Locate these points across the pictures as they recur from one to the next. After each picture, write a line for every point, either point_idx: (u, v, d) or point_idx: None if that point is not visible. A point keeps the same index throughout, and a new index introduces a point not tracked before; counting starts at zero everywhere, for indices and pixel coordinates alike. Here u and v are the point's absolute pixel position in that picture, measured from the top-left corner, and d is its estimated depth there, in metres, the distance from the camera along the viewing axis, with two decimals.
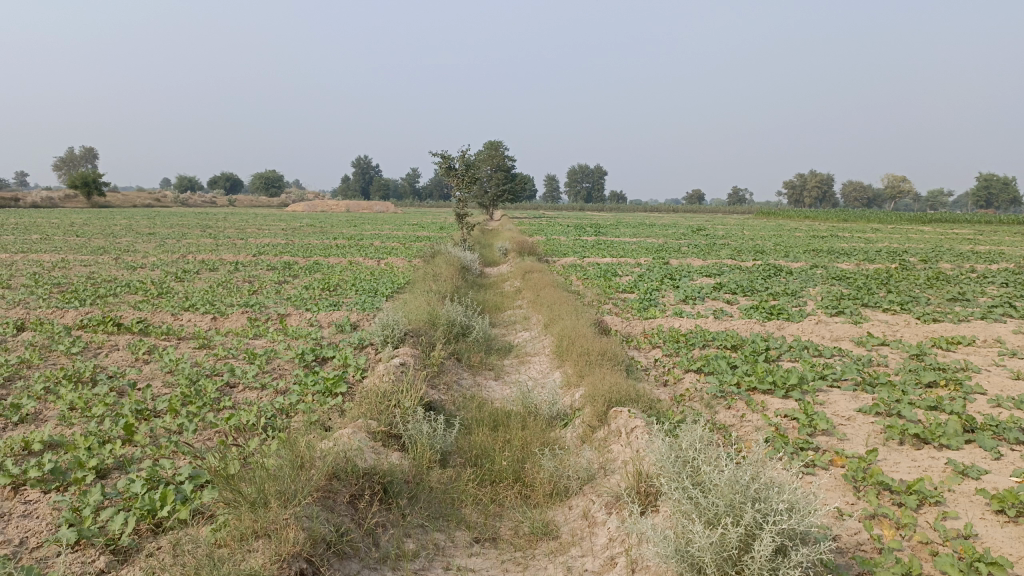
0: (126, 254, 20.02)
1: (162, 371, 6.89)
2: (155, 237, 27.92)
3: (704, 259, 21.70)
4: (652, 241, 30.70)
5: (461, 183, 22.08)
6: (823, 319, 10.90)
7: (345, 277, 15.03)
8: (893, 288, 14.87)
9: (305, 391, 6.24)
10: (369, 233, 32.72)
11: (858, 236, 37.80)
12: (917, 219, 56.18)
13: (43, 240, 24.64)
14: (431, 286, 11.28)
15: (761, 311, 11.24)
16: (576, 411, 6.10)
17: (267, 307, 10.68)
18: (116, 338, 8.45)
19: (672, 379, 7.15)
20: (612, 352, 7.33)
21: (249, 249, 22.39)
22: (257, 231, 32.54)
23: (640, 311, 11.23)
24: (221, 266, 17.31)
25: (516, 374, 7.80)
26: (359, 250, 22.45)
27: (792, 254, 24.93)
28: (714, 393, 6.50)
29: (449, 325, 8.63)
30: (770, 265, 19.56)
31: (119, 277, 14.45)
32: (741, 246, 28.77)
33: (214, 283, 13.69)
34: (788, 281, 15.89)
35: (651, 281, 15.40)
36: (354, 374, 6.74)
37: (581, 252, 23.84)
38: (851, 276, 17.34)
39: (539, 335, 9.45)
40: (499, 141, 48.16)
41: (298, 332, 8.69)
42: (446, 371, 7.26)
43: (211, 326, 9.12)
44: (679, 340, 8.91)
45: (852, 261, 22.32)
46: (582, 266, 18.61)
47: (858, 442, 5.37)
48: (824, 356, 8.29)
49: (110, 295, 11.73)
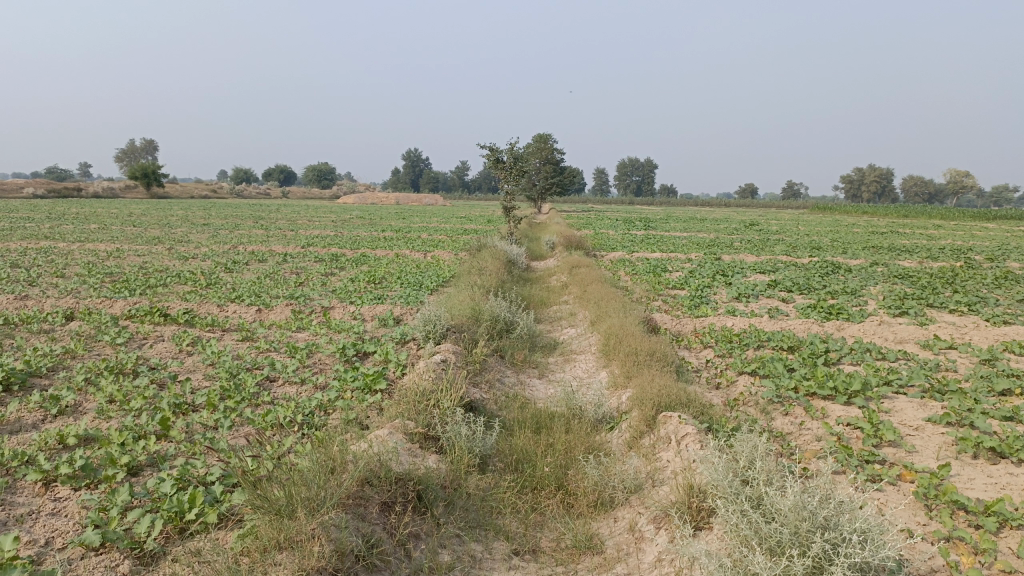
0: (179, 245, 20.35)
1: (203, 364, 6.84)
2: (209, 228, 28.39)
3: (757, 255, 21.11)
4: (703, 236, 30.02)
5: (510, 176, 21.88)
6: (884, 319, 10.39)
7: (391, 269, 14.98)
8: (959, 287, 14.17)
9: (344, 386, 6.10)
10: (419, 225, 32.78)
11: (919, 233, 36.52)
12: (982, 216, 54.00)
13: (100, 230, 25.29)
14: (476, 281, 11.09)
15: (819, 310, 10.78)
16: (622, 414, 5.83)
17: (312, 300, 10.62)
18: (161, 329, 8.47)
19: (725, 382, 6.82)
20: (661, 352, 7.02)
21: (298, 241, 22.58)
22: (308, 224, 32.82)
23: (691, 308, 10.87)
24: (270, 257, 17.45)
25: (561, 373, 7.54)
26: (407, 243, 22.45)
27: (849, 251, 24.10)
28: (770, 397, 6.17)
29: (494, 321, 8.42)
30: (827, 262, 18.91)
31: (170, 268, 14.64)
32: (796, 242, 27.98)
33: (262, 274, 13.74)
34: (846, 279, 15.30)
35: (703, 277, 14.98)
36: (395, 371, 6.58)
37: (631, 246, 23.43)
38: (914, 274, 16.61)
39: (585, 332, 9.18)
40: (549, 134, 47.90)
41: (341, 325, 8.59)
42: (488, 369, 7.05)
43: (255, 317, 9.08)
44: (732, 340, 8.56)
45: (914, 258, 21.46)
46: (631, 261, 18.25)
47: (928, 456, 4.99)
48: (888, 360, 7.84)
49: (160, 285, 11.84)
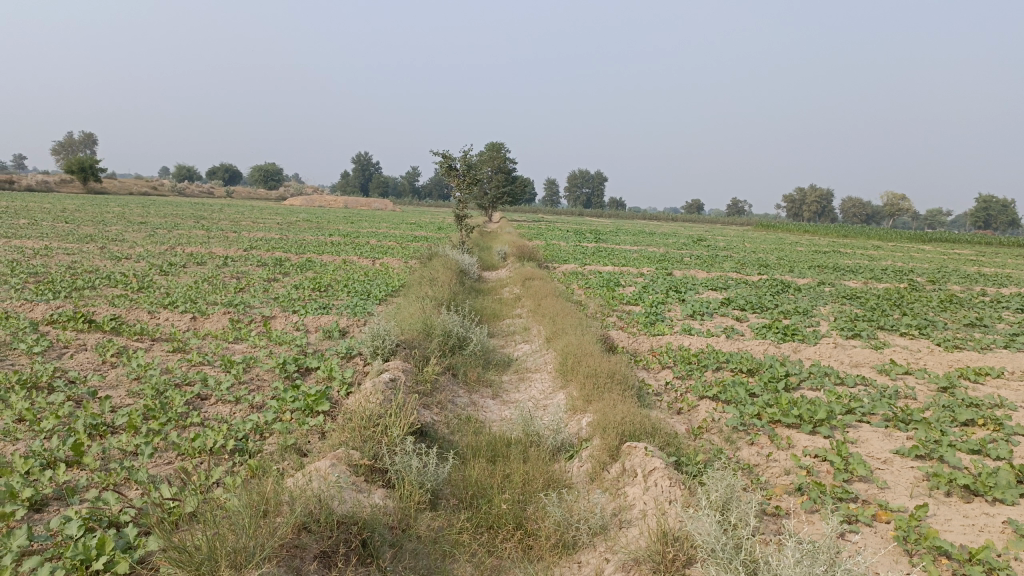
0: (112, 244, 19.37)
1: (128, 378, 6.26)
2: (147, 226, 27.34)
3: (708, 272, 21.09)
4: (654, 250, 30.05)
5: (463, 185, 21.49)
6: (839, 342, 10.31)
7: (338, 276, 14.46)
8: (907, 310, 14.30)
9: (282, 407, 5.63)
10: (367, 230, 32.17)
11: (861, 253, 37.36)
12: (918, 238, 55.64)
13: (29, 226, 24.02)
14: (427, 292, 10.68)
15: (775, 331, 10.64)
16: (583, 441, 5.49)
17: (252, 308, 10.04)
18: (84, 337, 7.83)
19: (686, 407, 6.54)
20: (621, 374, 6.72)
21: (241, 244, 21.78)
22: (253, 226, 31.84)
23: (647, 326, 10.62)
24: (210, 260, 16.70)
25: (516, 394, 7.18)
26: (355, 249, 21.88)
27: (796, 269, 24.36)
28: (734, 425, 5.90)
29: (445, 336, 8.01)
30: (777, 280, 19.02)
31: (101, 269, 13.81)
32: (744, 259, 28.23)
33: (200, 279, 13.05)
34: (798, 298, 15.33)
35: (657, 293, 14.82)
36: (339, 390, 6.12)
37: (582, 259, 23.23)
38: (862, 295, 16.75)
39: (540, 349, 8.84)
40: (502, 143, 47.72)
41: (283, 337, 8.08)
42: (439, 389, 6.65)
43: (190, 326, 8.49)
44: (691, 361, 8.31)
45: (859, 279, 21.79)
46: (584, 274, 18.05)
47: (900, 494, 4.78)
48: (847, 386, 7.69)
49: (88, 288, 11.09)
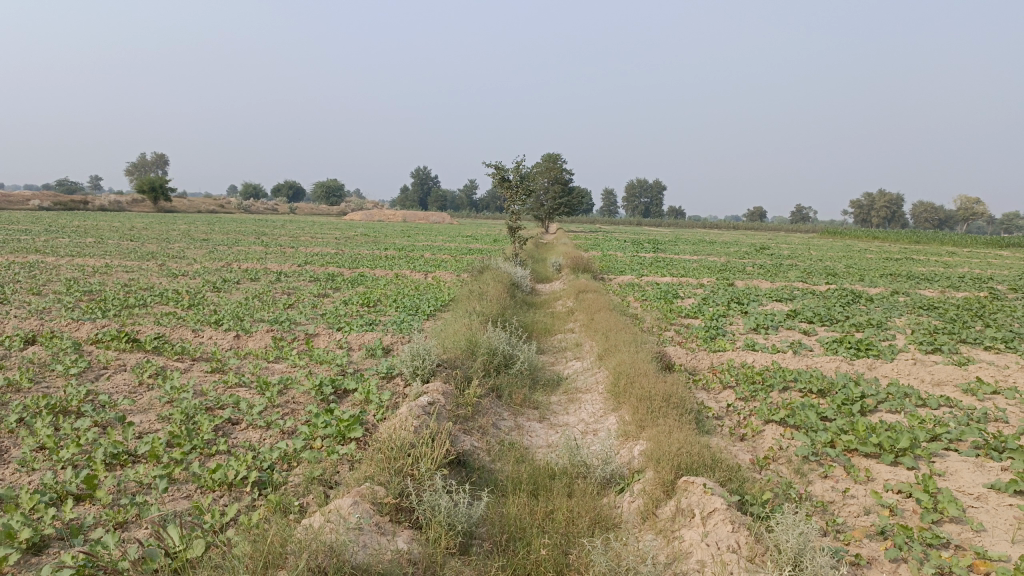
0: (171, 261, 19.62)
1: (159, 402, 6.04)
2: (208, 243, 27.82)
3: (771, 282, 20.20)
4: (714, 260, 29.19)
5: (517, 196, 21.12)
6: (918, 358, 9.52)
7: (388, 291, 14.25)
8: (990, 321, 13.32)
9: (313, 433, 5.29)
10: (422, 243, 32.15)
11: (934, 260, 35.64)
12: (995, 243, 53.00)
13: (95, 243, 24.69)
14: (475, 307, 10.30)
15: (846, 346, 9.92)
16: (634, 473, 5.01)
17: (297, 325, 9.83)
18: (125, 357, 7.69)
19: (750, 433, 5.97)
20: (678, 397, 6.18)
21: (296, 259, 21.94)
22: (312, 240, 32.13)
23: (706, 342, 10.02)
24: (264, 275, 16.73)
25: (565, 417, 6.72)
26: (409, 262, 21.77)
27: (867, 278, 23.26)
28: (805, 454, 5.33)
29: (490, 354, 7.61)
30: (846, 290, 18.08)
31: (155, 286, 13.88)
32: (810, 268, 27.11)
33: (250, 295, 12.97)
34: (869, 310, 14.46)
35: (717, 305, 14.16)
36: (374, 415, 5.77)
37: (639, 270, 22.60)
38: (941, 305, 15.70)
39: (592, 367, 8.35)
40: (558, 154, 47.38)
41: (324, 356, 7.81)
42: (482, 413, 6.24)
43: (231, 345, 8.30)
44: (755, 380, 7.72)
45: (935, 288, 20.61)
46: (640, 286, 17.48)
47: (1000, 539, 4.15)
48: (930, 409, 6.98)
49: (138, 306, 11.09)
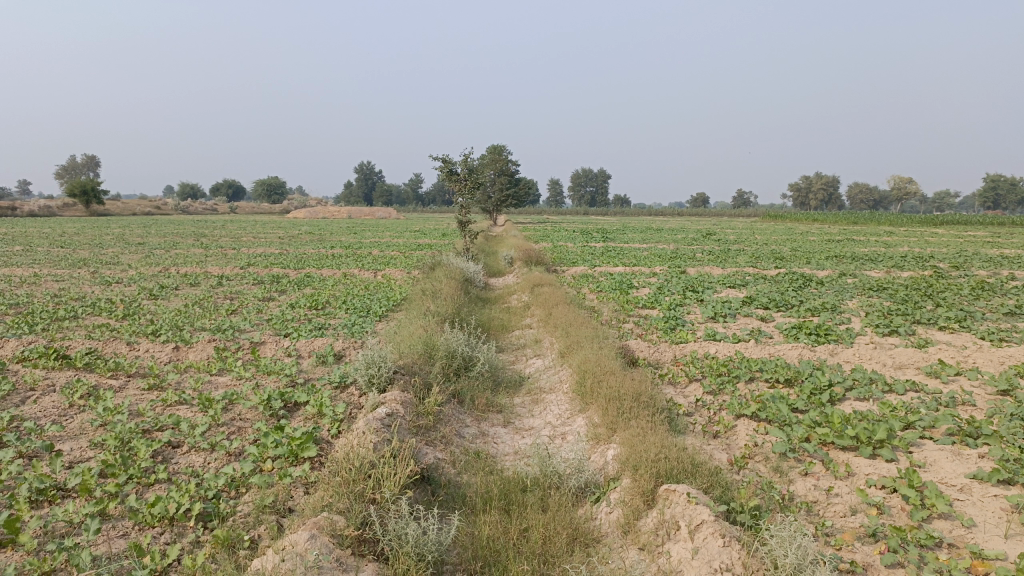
0: (105, 268, 18.71)
1: (91, 426, 5.54)
2: (145, 246, 26.79)
3: (723, 268, 20.24)
4: (664, 248, 29.34)
5: (465, 189, 20.74)
6: (877, 341, 9.49)
7: (337, 292, 13.77)
8: (939, 300, 13.49)
9: (263, 454, 4.88)
10: (369, 240, 31.50)
11: (874, 241, 36.39)
12: (929, 221, 54.68)
13: (24, 251, 23.52)
14: (429, 306, 9.94)
15: (806, 331, 9.84)
16: (609, 480, 4.72)
17: (242, 333, 9.33)
18: (54, 376, 7.12)
19: (724, 429, 5.76)
20: (647, 395, 5.93)
21: (239, 260, 21.19)
22: (253, 241, 31.20)
23: (667, 333, 9.82)
24: (204, 279, 16.05)
25: (530, 420, 6.43)
26: (356, 260, 21.23)
27: (814, 261, 23.58)
28: (783, 451, 5.12)
29: (449, 357, 7.26)
30: (796, 274, 18.21)
31: (87, 296, 13.13)
32: (757, 252, 27.36)
33: (191, 301, 12.35)
34: (822, 293, 14.52)
35: (673, 294, 14.05)
36: (329, 430, 5.38)
37: (591, 260, 22.44)
38: (889, 286, 15.86)
39: (554, 365, 8.07)
40: (504, 145, 47.13)
41: (271, 366, 7.36)
42: (444, 422, 5.90)
43: (171, 358, 7.79)
44: (721, 372, 7.55)
45: (881, 268, 20.94)
46: (594, 277, 17.32)
47: (992, 534, 3.99)
48: (898, 395, 6.87)
49: (69, 319, 10.42)
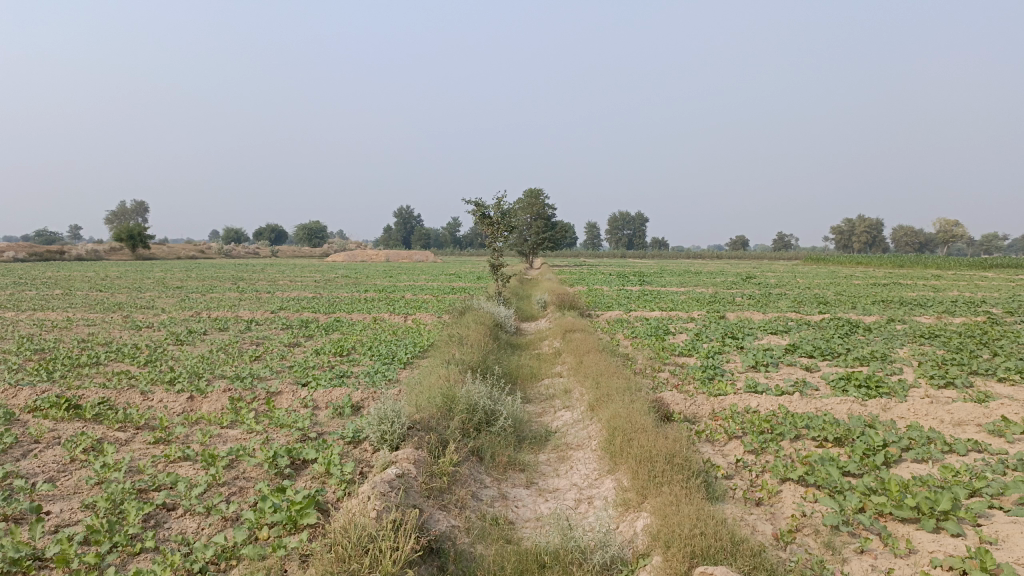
0: (138, 312, 18.74)
1: (87, 484, 5.23)
2: (181, 290, 26.99)
3: (764, 313, 19.51)
4: (703, 292, 28.74)
5: (498, 233, 20.47)
6: (933, 395, 8.82)
7: (364, 337, 13.48)
8: (997, 348, 12.70)
9: (259, 520, 4.49)
10: (404, 284, 31.34)
11: (922, 284, 35.19)
12: (978, 264, 53.06)
13: (63, 296, 23.83)
14: (454, 354, 9.55)
15: (855, 382, 9.22)
16: (638, 556, 4.22)
17: (260, 381, 9.03)
18: (61, 427, 6.86)
19: (767, 496, 5.23)
20: (682, 456, 5.42)
21: (271, 305, 21.10)
22: (289, 285, 31.33)
23: (704, 384, 9.28)
24: (234, 324, 15.91)
25: (555, 481, 5.96)
26: (388, 305, 21.01)
27: (860, 305, 22.74)
28: (835, 524, 4.57)
29: (469, 411, 6.84)
30: (842, 320, 17.47)
31: (114, 341, 13.00)
32: (800, 297, 26.54)
33: (215, 348, 12.14)
34: (869, 341, 13.81)
35: (711, 341, 13.47)
36: (335, 493, 4.98)
37: (627, 304, 21.92)
38: (941, 333, 15.06)
39: (582, 419, 7.58)
40: (540, 189, 47.13)
41: (284, 418, 7.01)
42: (460, 483, 5.46)
43: (183, 409, 7.50)
44: (763, 428, 7.00)
45: (931, 313, 20.05)
46: (629, 322, 16.81)
47: None
48: (960, 456, 6.25)
49: (91, 365, 10.25)
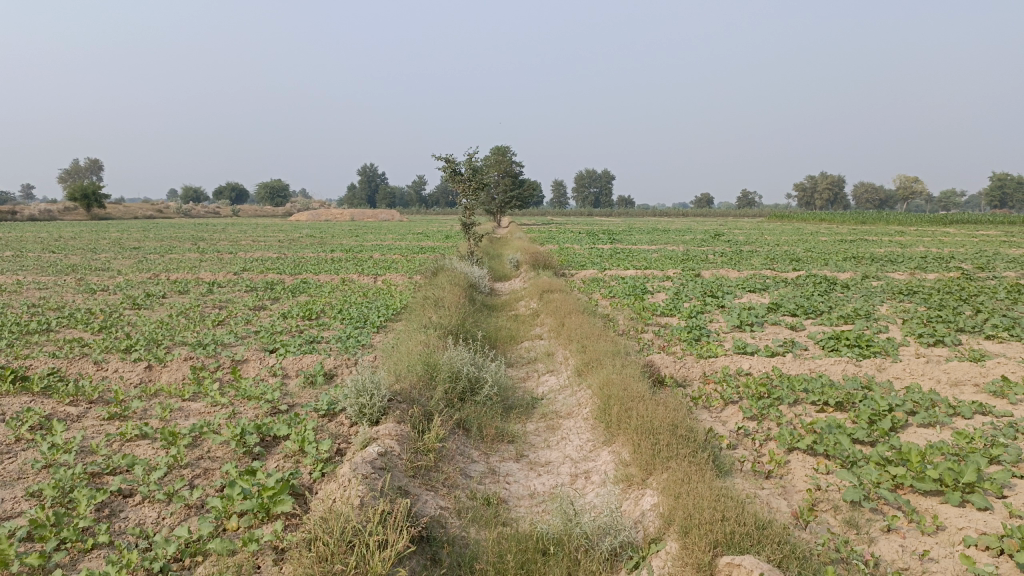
0: (93, 274, 17.87)
1: (32, 469, 4.70)
2: (139, 252, 25.96)
3: (739, 271, 19.31)
4: (675, 249, 28.51)
5: (469, 190, 19.87)
6: (926, 354, 8.58)
7: (333, 299, 12.91)
8: (979, 304, 12.57)
9: (227, 509, 4.02)
10: (372, 244, 30.54)
11: (888, 240, 35.43)
12: (939, 219, 53.81)
13: (13, 258, 22.73)
14: (430, 317, 9.07)
15: (846, 342, 8.94)
16: (650, 542, 3.85)
17: (225, 348, 8.46)
18: (5, 402, 6.27)
19: (777, 469, 4.89)
20: (687, 428, 5.05)
21: (233, 266, 20.33)
22: (253, 245, 30.35)
23: (692, 345, 8.94)
24: (195, 287, 15.20)
25: (547, 453, 5.57)
26: (356, 265, 20.38)
27: (832, 262, 22.69)
28: (856, 500, 4.25)
29: (452, 380, 6.40)
30: (818, 276, 17.28)
31: (67, 305, 12.27)
32: (771, 253, 26.49)
33: (175, 312, 11.47)
34: (850, 298, 13.60)
35: (692, 300, 13.15)
36: (311, 475, 4.52)
37: (600, 262, 21.55)
38: (920, 289, 14.95)
39: (570, 385, 7.19)
40: (507, 146, 46.45)
41: (252, 389, 6.49)
42: (446, 460, 5.05)
43: (141, 381, 6.94)
44: (761, 393, 6.66)
45: (904, 270, 20.02)
46: (605, 281, 16.44)
47: None
48: (967, 420, 5.98)
49: (41, 332, 9.56)
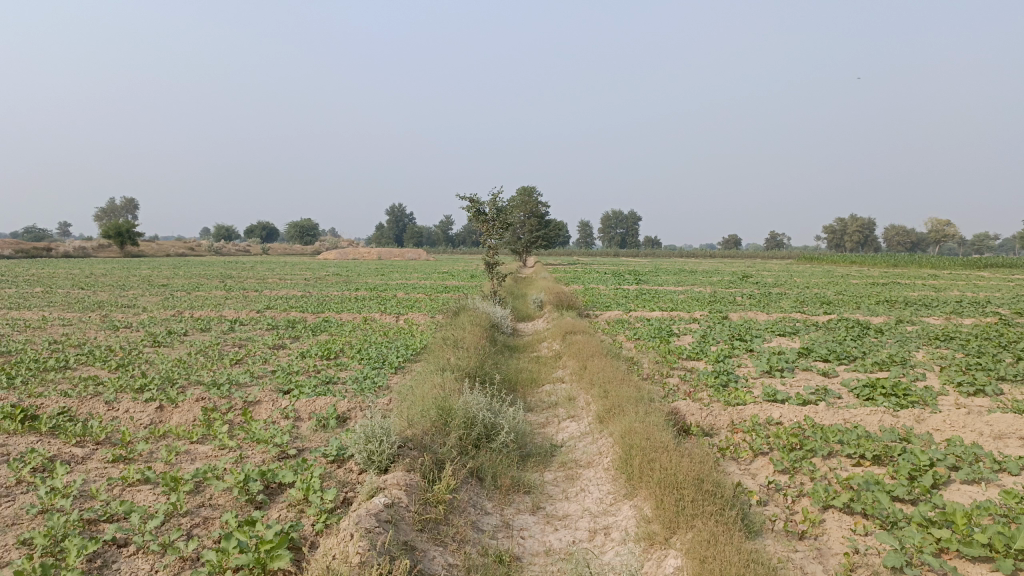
0: (118, 311, 17.95)
1: (27, 514, 4.52)
2: (167, 290, 26.18)
3: (768, 313, 18.91)
4: (702, 291, 28.15)
5: (492, 230, 19.79)
6: (967, 404, 8.16)
7: (353, 339, 12.77)
8: (1020, 351, 12.07)
9: (222, 564, 3.79)
10: (397, 283, 30.51)
11: (921, 284, 34.70)
12: (973, 262, 52.84)
13: (44, 294, 23.01)
14: (448, 358, 8.85)
15: (881, 390, 8.55)
16: None
17: (239, 388, 8.29)
18: (11, 441, 6.13)
19: (811, 529, 4.56)
20: (714, 482, 4.75)
21: (258, 304, 20.35)
22: (279, 283, 30.49)
23: (719, 391, 8.62)
24: (217, 325, 15.17)
25: (565, 505, 5.29)
26: (379, 304, 20.30)
27: (864, 305, 22.19)
28: (899, 565, 3.91)
29: (467, 426, 6.14)
30: (849, 320, 16.84)
31: (88, 342, 12.27)
32: (801, 296, 26.01)
33: (194, 350, 11.38)
34: (884, 343, 13.17)
35: (719, 343, 12.81)
36: (314, 527, 4.28)
37: (625, 304, 21.27)
38: (956, 335, 14.47)
39: (591, 432, 6.90)
40: (533, 187, 46.63)
41: (262, 432, 6.30)
42: (458, 512, 4.78)
43: (150, 422, 6.78)
44: (792, 443, 6.32)
45: (938, 314, 19.48)
46: (630, 323, 16.15)
47: None
48: (1015, 476, 5.59)
49: (58, 369, 9.50)
